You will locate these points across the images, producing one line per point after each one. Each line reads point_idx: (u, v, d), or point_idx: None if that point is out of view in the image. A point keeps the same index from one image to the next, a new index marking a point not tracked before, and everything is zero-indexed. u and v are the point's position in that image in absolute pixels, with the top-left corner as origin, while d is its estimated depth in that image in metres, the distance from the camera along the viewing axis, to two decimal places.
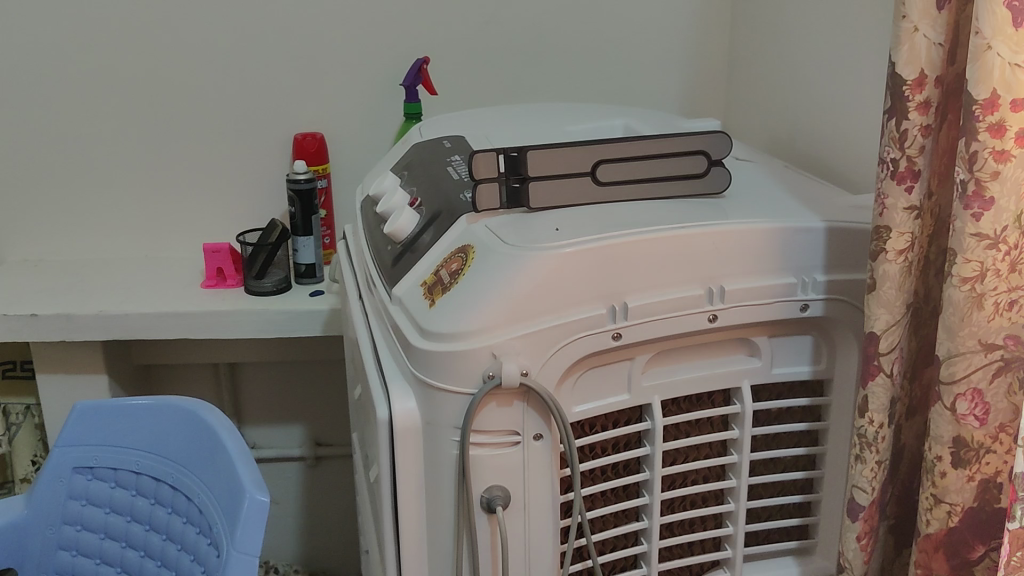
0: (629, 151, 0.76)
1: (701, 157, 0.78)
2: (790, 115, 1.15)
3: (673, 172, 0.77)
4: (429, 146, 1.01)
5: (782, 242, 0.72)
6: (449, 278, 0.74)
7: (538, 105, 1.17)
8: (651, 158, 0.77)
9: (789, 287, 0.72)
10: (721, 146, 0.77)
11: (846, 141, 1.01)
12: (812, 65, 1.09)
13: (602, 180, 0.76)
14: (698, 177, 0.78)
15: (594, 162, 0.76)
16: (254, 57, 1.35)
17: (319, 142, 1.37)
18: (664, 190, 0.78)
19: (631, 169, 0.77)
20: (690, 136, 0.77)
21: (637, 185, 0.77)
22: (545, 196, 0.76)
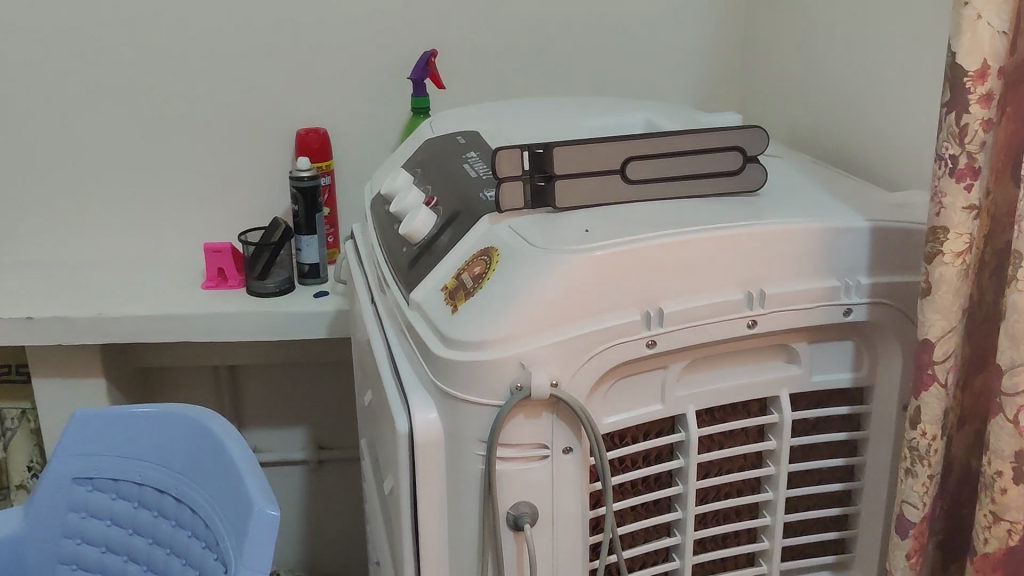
0: (661, 148, 0.72)
1: (736, 154, 0.74)
2: (812, 108, 1.11)
3: (707, 170, 0.74)
4: (443, 142, 0.97)
5: (823, 244, 0.68)
6: (472, 282, 0.70)
7: (552, 100, 1.13)
8: (684, 155, 0.73)
9: (832, 291, 0.68)
10: (756, 142, 0.73)
11: (874, 135, 0.97)
12: (836, 56, 1.05)
13: (631, 178, 0.73)
14: (733, 175, 0.74)
15: (624, 159, 0.72)
16: (255, 50, 1.30)
17: (323, 138, 1.33)
18: (697, 189, 0.74)
19: (662, 167, 0.73)
20: (725, 132, 0.73)
21: (669, 183, 0.73)
22: (571, 195, 0.72)
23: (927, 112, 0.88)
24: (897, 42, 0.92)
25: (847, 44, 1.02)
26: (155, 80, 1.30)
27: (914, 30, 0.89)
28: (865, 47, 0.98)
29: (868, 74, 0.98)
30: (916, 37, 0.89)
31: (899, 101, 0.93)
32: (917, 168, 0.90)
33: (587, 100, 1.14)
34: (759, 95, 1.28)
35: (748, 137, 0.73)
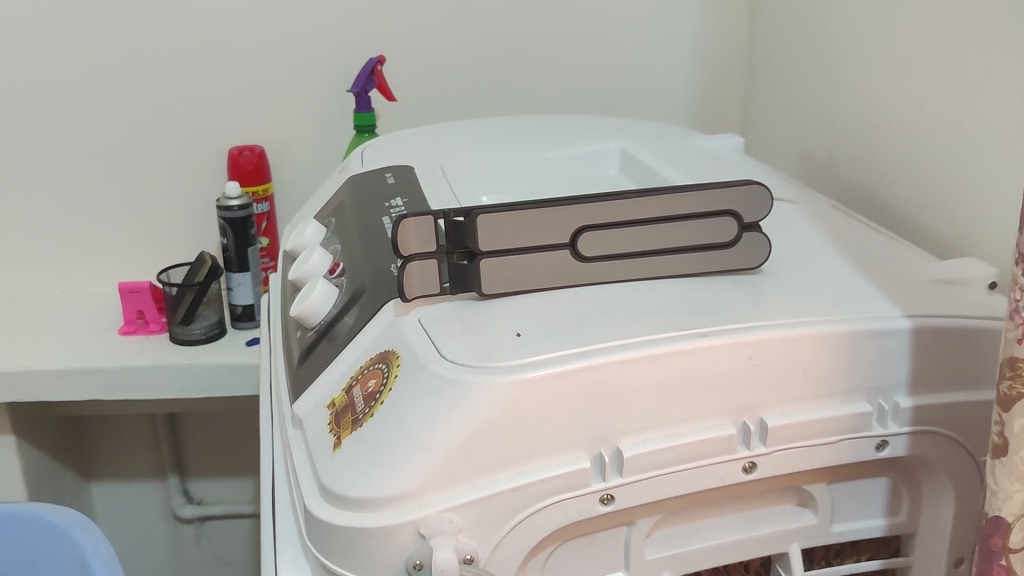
0: (626, 215, 0.53)
1: (730, 220, 0.54)
2: (835, 129, 0.91)
3: (689, 243, 0.54)
4: (367, 180, 0.78)
5: (851, 353, 0.49)
6: (361, 403, 0.51)
7: (517, 119, 0.93)
8: (657, 222, 0.53)
9: (861, 419, 0.49)
10: (757, 205, 0.54)
11: (917, 169, 0.77)
12: (870, 65, 0.84)
13: (584, 255, 0.53)
14: (724, 249, 0.55)
15: (577, 230, 0.52)
16: (171, 55, 1.09)
17: (258, 158, 1.12)
18: (674, 268, 0.55)
19: (627, 239, 0.53)
20: (716, 192, 0.53)
21: (635, 260, 0.54)
22: (500, 279, 0.53)
23: (991, 149, 0.67)
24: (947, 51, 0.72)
25: (887, 51, 0.81)
26: (55, 93, 1.09)
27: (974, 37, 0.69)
28: (909, 57, 0.78)
29: (911, 91, 0.77)
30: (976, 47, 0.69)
31: (950, 129, 0.72)
32: (975, 218, 0.70)
33: (561, 118, 0.94)
34: (770, 108, 1.07)
35: (746, 197, 0.54)
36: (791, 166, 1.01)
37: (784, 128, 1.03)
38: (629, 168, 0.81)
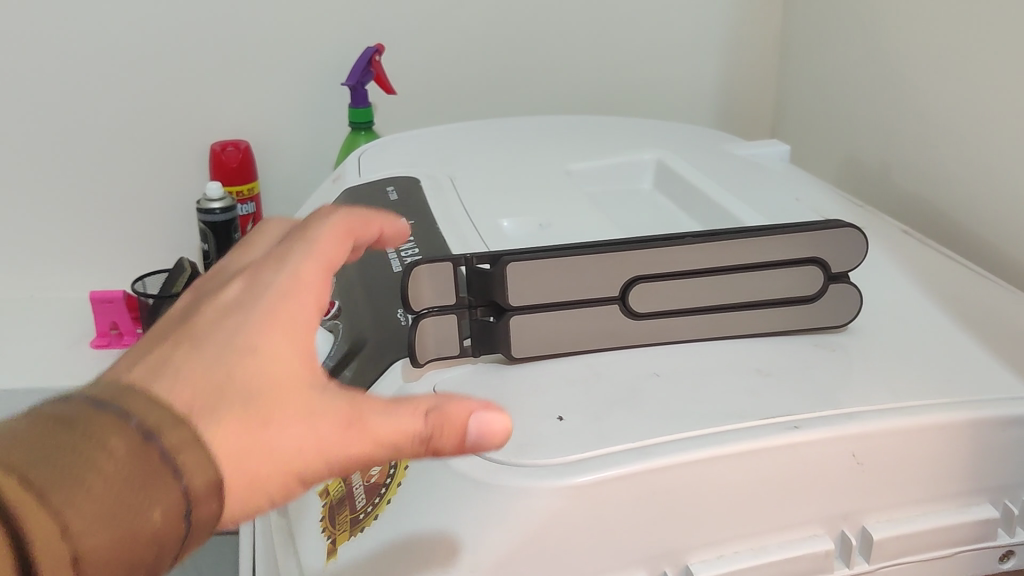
0: (690, 263, 0.43)
1: (815, 269, 0.44)
2: (883, 134, 0.80)
3: (765, 297, 0.44)
4: (366, 193, 0.68)
5: (975, 447, 0.39)
6: (362, 498, 0.41)
7: (532, 120, 0.82)
8: (728, 271, 0.44)
9: (984, 528, 0.39)
10: (849, 251, 0.44)
11: (982, 188, 0.66)
12: (924, 66, 0.73)
13: (636, 311, 0.43)
14: (807, 303, 0.45)
15: (629, 281, 0.43)
16: (133, 41, 0.94)
17: (244, 153, 0.98)
18: (745, 327, 0.45)
19: (692, 292, 0.43)
20: (799, 235, 0.44)
21: (700, 318, 0.44)
22: (534, 341, 0.43)
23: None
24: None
25: (945, 51, 0.70)
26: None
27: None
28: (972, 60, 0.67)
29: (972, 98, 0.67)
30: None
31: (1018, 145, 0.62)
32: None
33: (581, 119, 0.83)
34: (803, 106, 0.97)
35: (836, 241, 0.44)
36: (830, 172, 0.91)
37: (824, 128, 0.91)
38: (667, 181, 0.70)
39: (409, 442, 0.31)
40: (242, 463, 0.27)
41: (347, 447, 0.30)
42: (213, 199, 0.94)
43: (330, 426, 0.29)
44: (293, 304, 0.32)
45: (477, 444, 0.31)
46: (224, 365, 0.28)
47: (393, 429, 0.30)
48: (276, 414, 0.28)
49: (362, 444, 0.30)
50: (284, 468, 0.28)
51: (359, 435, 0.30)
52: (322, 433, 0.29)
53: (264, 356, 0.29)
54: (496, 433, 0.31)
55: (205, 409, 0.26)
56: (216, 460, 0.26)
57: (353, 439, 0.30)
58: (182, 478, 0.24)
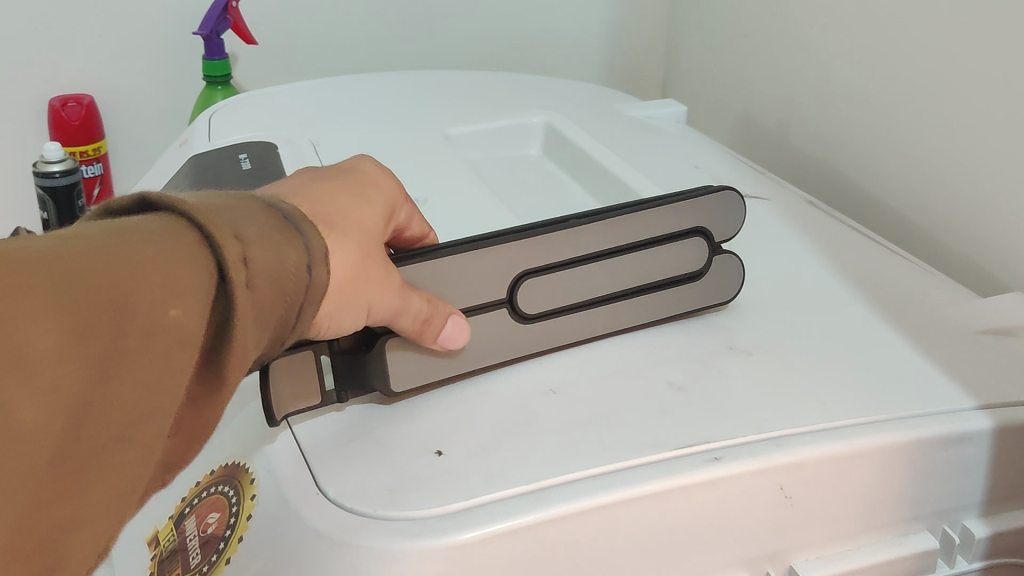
0: (577, 250, 0.37)
1: (699, 240, 0.40)
2: (781, 93, 0.75)
3: (652, 280, 0.39)
4: (214, 160, 0.59)
5: (912, 470, 0.34)
6: (197, 554, 0.34)
7: (406, 76, 0.74)
8: (617, 255, 0.38)
9: (924, 559, 0.35)
10: (728, 221, 0.41)
11: (887, 154, 0.62)
12: (827, 21, 0.68)
13: (523, 317, 0.37)
14: (692, 284, 0.40)
15: (513, 279, 0.36)
16: None
17: (87, 110, 0.85)
18: (636, 315, 0.39)
19: (580, 284, 0.38)
20: (679, 207, 0.39)
21: (589, 312, 0.38)
22: (405, 367, 0.35)
23: (989, 144, 0.53)
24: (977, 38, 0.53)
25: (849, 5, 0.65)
26: None
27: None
28: (879, 18, 0.62)
29: (879, 58, 0.62)
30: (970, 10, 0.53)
31: (928, 112, 0.57)
32: (965, 226, 0.55)
33: (462, 76, 0.75)
34: (694, 61, 0.91)
35: (713, 207, 0.40)
36: (725, 133, 0.85)
37: (721, 84, 0.85)
38: (557, 148, 0.64)
39: (419, 330, 0.34)
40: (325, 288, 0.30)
41: (388, 313, 0.33)
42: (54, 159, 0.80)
43: (395, 288, 0.32)
44: (380, 177, 0.36)
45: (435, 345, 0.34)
46: (342, 201, 0.33)
47: (417, 320, 0.33)
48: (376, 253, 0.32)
49: (398, 314, 0.33)
50: (346, 310, 0.31)
51: (404, 306, 0.33)
52: (379, 294, 0.32)
53: (366, 207, 0.33)
54: (455, 341, 0.35)
55: (330, 224, 0.31)
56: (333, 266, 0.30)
57: (392, 308, 0.33)
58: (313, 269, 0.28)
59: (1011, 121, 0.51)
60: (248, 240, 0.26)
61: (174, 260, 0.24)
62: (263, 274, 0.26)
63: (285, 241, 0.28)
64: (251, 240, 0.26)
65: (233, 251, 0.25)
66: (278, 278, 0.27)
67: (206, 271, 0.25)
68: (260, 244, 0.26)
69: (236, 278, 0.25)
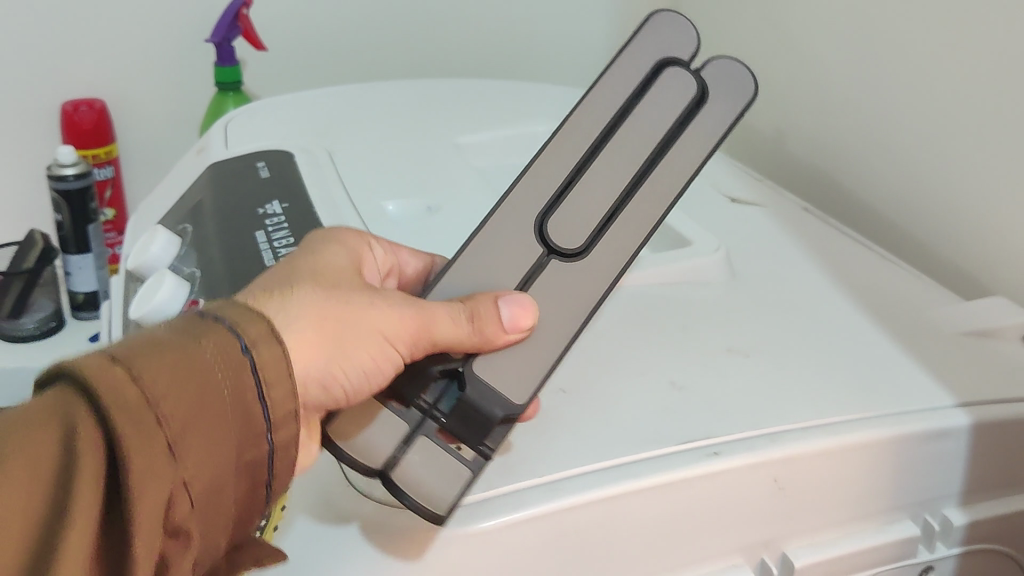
0: (557, 177, 0.35)
1: (673, 69, 0.35)
2: (778, 101, 0.78)
3: (662, 132, 0.35)
4: (233, 168, 0.62)
5: (895, 463, 0.37)
6: None
7: (414, 85, 0.76)
8: (610, 143, 0.35)
9: (906, 545, 0.38)
10: (675, 27, 0.35)
11: (879, 162, 0.65)
12: (822, 33, 0.70)
13: (576, 252, 0.34)
14: (707, 104, 0.35)
15: (531, 230, 0.34)
16: None
17: (99, 115, 0.83)
18: (687, 166, 0.35)
19: (599, 188, 0.35)
20: (614, 65, 0.35)
21: (633, 200, 0.35)
22: (510, 380, 0.33)
23: (976, 155, 0.55)
24: (965, 56, 0.55)
25: (844, 18, 0.67)
26: None
27: (960, 18, 0.55)
28: (873, 32, 0.64)
29: (871, 70, 0.65)
30: (959, 28, 0.55)
31: (919, 125, 0.60)
32: (951, 233, 0.58)
33: (468, 83, 0.78)
34: None
35: (652, 32, 0.35)
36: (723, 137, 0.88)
37: None
38: None
39: (463, 327, 0.33)
40: (320, 342, 0.32)
41: (404, 336, 0.33)
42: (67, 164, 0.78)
43: (391, 314, 0.33)
44: (326, 252, 0.37)
45: (507, 332, 0.33)
46: (285, 281, 0.34)
47: (447, 325, 0.33)
48: (340, 303, 0.33)
49: (414, 334, 0.33)
50: (358, 352, 0.32)
51: (412, 325, 0.33)
52: (377, 326, 0.33)
53: (309, 275, 0.35)
54: (525, 312, 0.33)
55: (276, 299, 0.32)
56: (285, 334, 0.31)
57: (404, 330, 0.33)
58: (249, 354, 0.27)
59: (997, 135, 0.54)
60: (141, 365, 0.25)
61: (41, 411, 0.23)
62: (163, 378, 0.25)
63: (206, 332, 0.27)
64: (137, 356, 0.25)
65: (116, 376, 0.24)
66: (188, 372, 0.26)
67: (87, 413, 0.24)
68: (158, 361, 0.25)
69: (125, 396, 0.24)
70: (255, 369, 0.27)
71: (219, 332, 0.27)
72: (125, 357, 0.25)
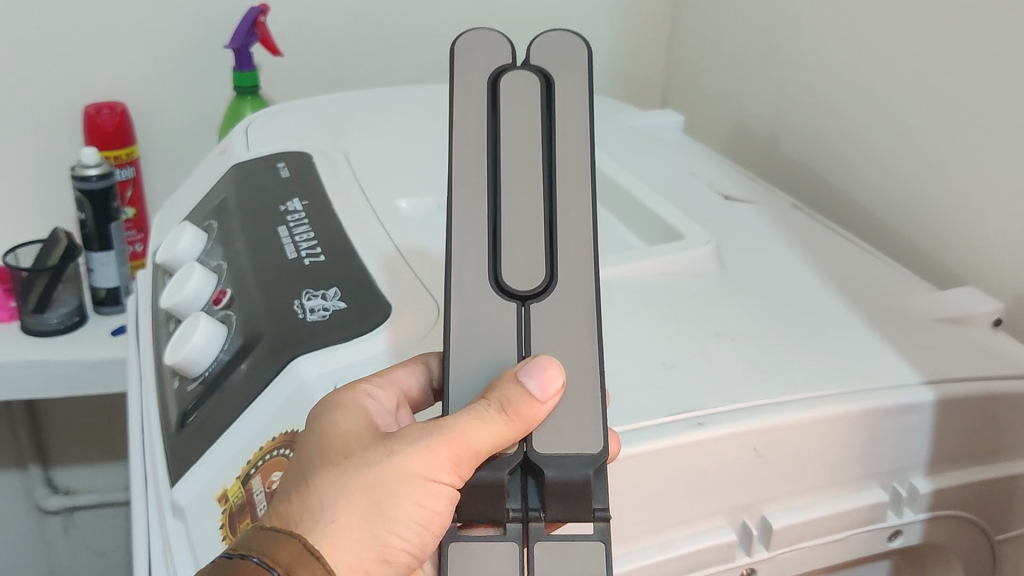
0: (483, 232, 0.33)
1: (510, 72, 0.34)
2: (771, 104, 0.82)
3: (537, 124, 0.33)
4: (255, 169, 0.65)
5: (866, 435, 0.40)
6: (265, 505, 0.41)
7: (421, 89, 0.80)
8: (507, 162, 0.33)
9: (876, 509, 0.41)
10: (482, 44, 0.34)
11: (865, 163, 0.68)
12: (812, 39, 0.74)
13: (542, 280, 0.33)
14: (558, 81, 0.34)
15: (487, 289, 0.33)
16: None
17: (121, 117, 0.84)
18: (583, 133, 0.34)
19: (528, 211, 0.33)
20: (455, 97, 0.33)
21: (566, 191, 0.33)
22: (570, 441, 0.32)
23: (955, 156, 0.59)
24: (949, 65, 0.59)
25: (833, 25, 0.71)
26: None
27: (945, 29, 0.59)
28: (864, 40, 0.67)
29: (859, 76, 0.68)
30: (942, 37, 0.59)
31: (905, 129, 0.63)
32: (932, 231, 0.62)
33: None
34: (692, 72, 0.97)
35: (460, 60, 0.34)
36: (721, 138, 0.91)
37: (717, 94, 0.91)
38: None
39: (495, 421, 0.31)
40: (361, 520, 0.32)
41: (441, 470, 0.32)
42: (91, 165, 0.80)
43: (414, 455, 0.32)
44: (319, 421, 0.35)
45: (543, 400, 0.31)
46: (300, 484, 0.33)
47: (478, 430, 0.31)
48: (360, 480, 0.32)
49: (449, 461, 0.32)
50: (403, 509, 0.32)
51: (443, 454, 0.32)
52: (407, 475, 0.32)
53: (316, 464, 0.33)
54: (549, 374, 0.31)
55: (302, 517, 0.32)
56: (325, 551, 0.31)
57: (439, 465, 0.32)
58: None
59: (977, 139, 0.57)
60: None
61: None
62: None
63: None
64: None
65: None
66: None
67: None
68: None
69: None
70: None
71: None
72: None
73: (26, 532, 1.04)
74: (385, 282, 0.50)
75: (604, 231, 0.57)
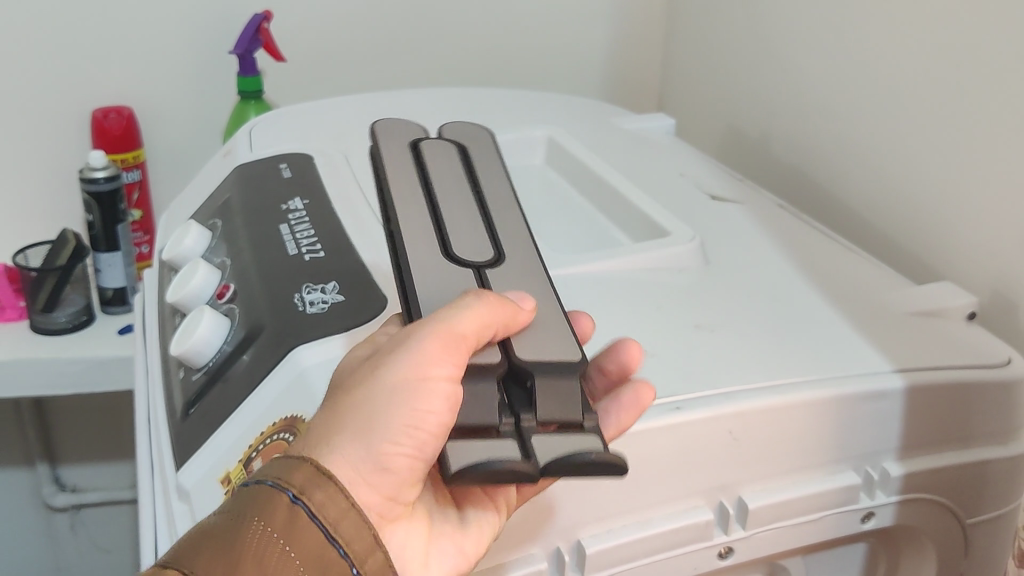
0: (433, 225, 0.40)
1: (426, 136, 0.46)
2: (762, 108, 0.84)
3: (461, 174, 0.44)
4: (257, 170, 0.67)
5: (839, 419, 0.42)
6: None
7: (420, 93, 0.82)
8: (442, 193, 0.41)
9: (849, 492, 0.44)
10: (402, 126, 0.47)
11: (850, 164, 0.70)
12: (801, 43, 0.76)
13: (492, 255, 0.40)
14: (469, 150, 0.46)
15: (445, 257, 0.38)
16: None
17: (128, 121, 0.86)
18: (498, 180, 0.44)
19: (465, 216, 0.41)
20: (391, 145, 0.44)
21: (495, 211, 0.42)
22: (555, 352, 0.35)
23: (935, 157, 0.61)
24: (931, 68, 0.60)
25: (820, 31, 0.73)
26: None
27: (927, 33, 0.60)
28: (850, 45, 0.69)
29: (844, 79, 0.70)
30: (924, 40, 0.61)
31: (888, 130, 0.65)
32: (913, 227, 0.64)
33: (473, 93, 0.83)
34: (687, 77, 0.99)
35: (383, 136, 0.45)
36: (714, 140, 0.93)
37: (711, 97, 0.93)
38: (557, 158, 0.72)
39: (474, 308, 0.33)
40: (353, 431, 0.32)
41: (429, 366, 0.32)
42: (99, 168, 0.83)
43: (403, 355, 0.33)
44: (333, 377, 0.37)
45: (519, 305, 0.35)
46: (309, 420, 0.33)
47: (459, 321, 0.33)
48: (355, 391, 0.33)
49: (437, 355, 0.33)
50: (396, 413, 0.32)
51: (430, 351, 0.33)
52: (396, 380, 0.32)
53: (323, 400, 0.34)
54: (515, 280, 0.36)
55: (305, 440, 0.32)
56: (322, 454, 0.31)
57: (426, 362, 0.32)
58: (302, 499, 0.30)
59: (956, 139, 0.59)
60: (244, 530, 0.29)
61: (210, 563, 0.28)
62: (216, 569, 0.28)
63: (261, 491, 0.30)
64: (189, 556, 0.28)
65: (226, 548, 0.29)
66: (240, 557, 0.29)
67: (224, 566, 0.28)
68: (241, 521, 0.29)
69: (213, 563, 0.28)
70: (315, 514, 0.30)
71: (265, 501, 0.30)
72: (175, 560, 0.28)
73: (35, 529, 1.07)
74: (381, 277, 0.52)
75: (595, 230, 0.59)
